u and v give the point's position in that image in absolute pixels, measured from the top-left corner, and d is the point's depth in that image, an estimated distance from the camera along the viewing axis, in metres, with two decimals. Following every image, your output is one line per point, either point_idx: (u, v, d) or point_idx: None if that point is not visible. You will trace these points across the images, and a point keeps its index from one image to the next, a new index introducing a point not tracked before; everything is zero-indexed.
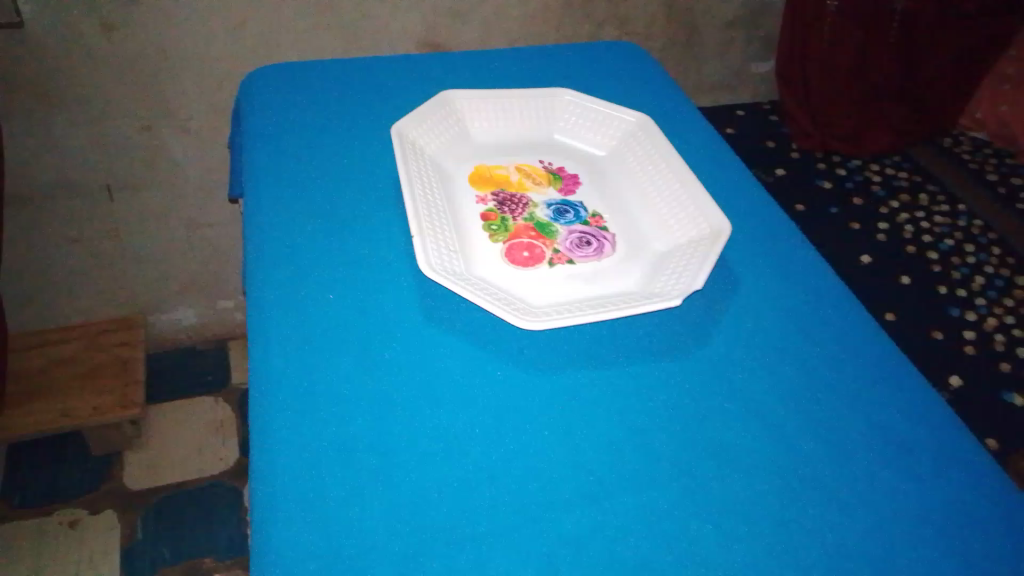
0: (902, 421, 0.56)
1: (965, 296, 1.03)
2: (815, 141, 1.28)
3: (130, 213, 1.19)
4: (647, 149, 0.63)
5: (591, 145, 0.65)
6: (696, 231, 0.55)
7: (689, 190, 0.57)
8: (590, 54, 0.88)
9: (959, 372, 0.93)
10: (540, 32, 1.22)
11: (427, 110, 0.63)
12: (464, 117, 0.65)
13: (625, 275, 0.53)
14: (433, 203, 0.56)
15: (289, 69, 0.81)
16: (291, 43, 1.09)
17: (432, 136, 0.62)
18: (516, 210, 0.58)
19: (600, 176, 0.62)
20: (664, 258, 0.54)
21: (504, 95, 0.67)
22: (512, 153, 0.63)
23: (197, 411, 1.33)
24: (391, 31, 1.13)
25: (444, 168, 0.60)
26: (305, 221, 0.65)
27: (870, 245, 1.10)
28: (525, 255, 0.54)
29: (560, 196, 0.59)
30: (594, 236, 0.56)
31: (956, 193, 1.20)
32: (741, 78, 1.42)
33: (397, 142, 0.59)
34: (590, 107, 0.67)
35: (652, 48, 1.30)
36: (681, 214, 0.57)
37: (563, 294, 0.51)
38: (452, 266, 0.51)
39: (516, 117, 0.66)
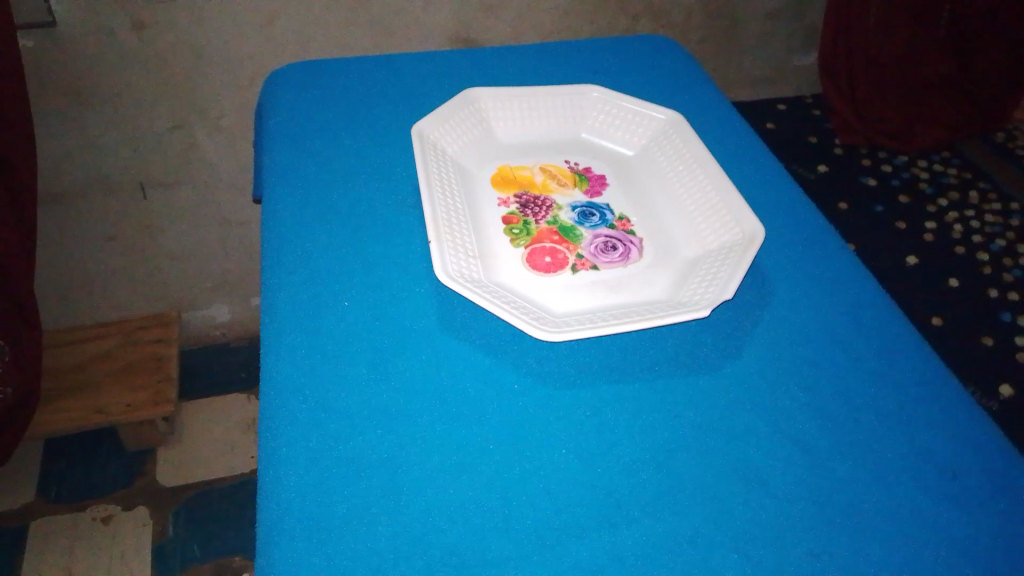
0: (946, 445, 0.53)
1: (1017, 300, 0.98)
2: (861, 138, 1.22)
3: (163, 210, 1.20)
4: (679, 149, 0.60)
5: (620, 145, 0.63)
6: (729, 237, 0.52)
7: (722, 192, 0.55)
8: (624, 50, 0.85)
9: (1010, 382, 0.89)
10: (575, 25, 1.19)
11: (449, 110, 0.61)
12: (487, 117, 0.63)
13: (651, 282, 0.50)
14: (451, 207, 0.54)
15: (312, 67, 0.80)
16: (320, 40, 1.08)
17: (454, 137, 0.60)
18: (540, 213, 0.56)
19: (629, 177, 0.59)
20: (692, 264, 0.51)
21: (530, 94, 0.64)
22: (537, 154, 0.61)
23: (229, 408, 1.34)
24: (422, 26, 1.11)
25: (465, 169, 0.58)
26: (325, 223, 0.63)
27: (916, 246, 1.05)
28: (547, 261, 0.52)
29: (586, 198, 0.57)
30: (620, 240, 0.53)
31: (1009, 192, 1.15)
32: (783, 71, 1.37)
33: (416, 144, 0.57)
34: (619, 104, 0.64)
35: (690, 40, 1.27)
36: (713, 217, 0.54)
37: (585, 302, 0.49)
38: (469, 272, 0.49)
39: (542, 115, 0.64)
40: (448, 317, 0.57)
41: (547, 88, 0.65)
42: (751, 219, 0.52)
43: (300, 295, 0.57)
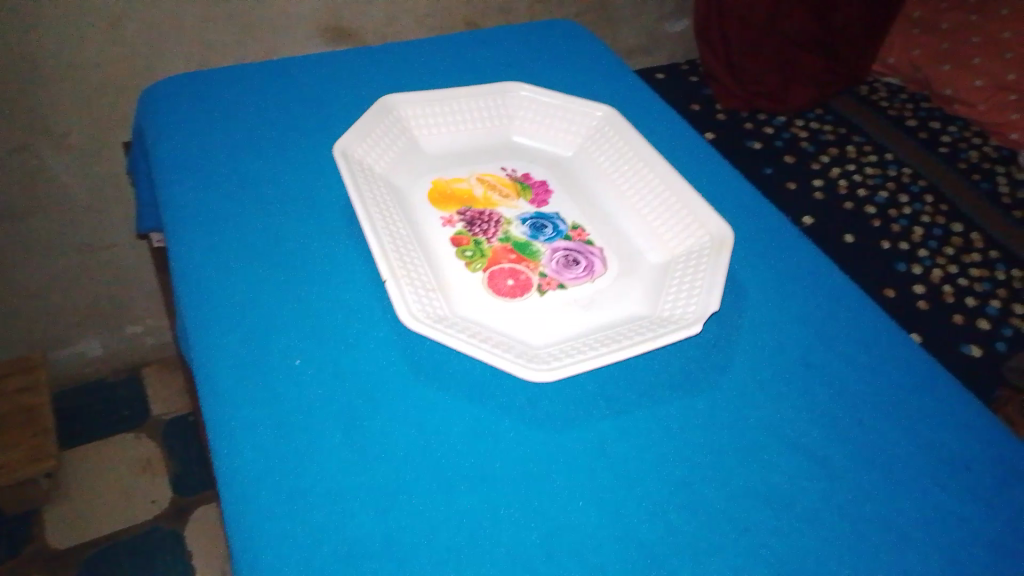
0: (915, 432, 0.55)
1: (909, 249, 1.03)
2: (740, 101, 1.25)
3: (12, 244, 1.06)
4: (620, 147, 0.58)
5: (556, 147, 0.60)
6: (694, 238, 0.50)
7: (677, 191, 0.53)
8: (528, 45, 0.83)
9: (918, 329, 0.92)
10: (453, 5, 1.14)
11: (369, 121, 0.56)
12: (409, 124, 0.58)
13: (624, 299, 0.48)
14: (397, 237, 0.49)
15: (190, 84, 0.72)
16: (179, 40, 0.97)
17: (380, 151, 0.55)
18: (489, 230, 0.51)
19: (572, 181, 0.56)
20: (660, 275, 0.49)
21: (450, 96, 0.60)
22: (471, 163, 0.57)
23: (118, 451, 1.21)
24: (290, 19, 1.03)
25: (398, 189, 0.53)
26: (247, 266, 0.57)
27: (810, 204, 1.08)
28: (510, 284, 0.48)
29: (533, 209, 0.53)
30: (580, 252, 0.50)
31: (882, 142, 1.20)
32: (657, 39, 1.37)
33: (343, 165, 0.51)
34: (548, 102, 0.61)
35: (568, 14, 1.24)
36: (671, 219, 0.52)
37: (562, 328, 0.46)
38: (432, 310, 0.45)
39: (466, 118, 0.60)
40: (407, 360, 0.52)
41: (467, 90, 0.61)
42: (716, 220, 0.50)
43: (236, 353, 0.51)
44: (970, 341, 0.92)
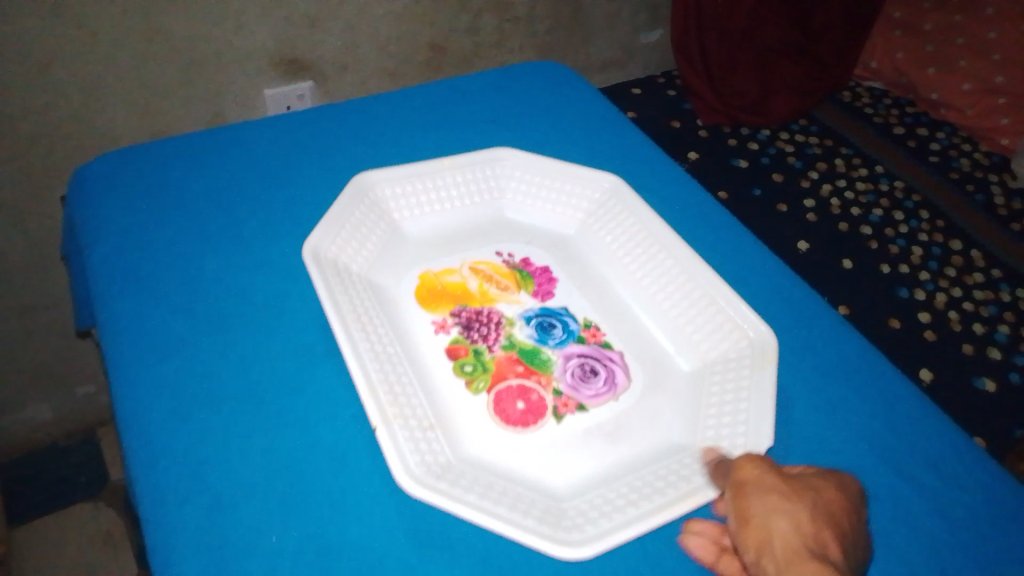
0: (987, 541, 0.49)
1: (910, 272, 0.98)
2: (722, 117, 1.19)
3: None
4: (622, 225, 0.62)
5: (553, 221, 0.64)
6: (728, 342, 0.54)
7: (701, 287, 0.56)
8: (507, 89, 0.77)
9: (929, 365, 0.88)
10: (414, 29, 1.06)
11: (351, 214, 0.57)
12: (395, 205, 0.60)
13: (657, 425, 0.50)
14: (383, 368, 0.48)
15: (131, 163, 0.64)
16: (116, 82, 0.88)
17: (366, 244, 0.57)
18: (492, 336, 0.53)
19: (577, 266, 0.60)
20: (695, 391, 0.52)
21: (437, 168, 0.63)
22: (462, 245, 0.60)
23: (74, 525, 1.11)
24: (239, 52, 0.94)
25: (386, 291, 0.55)
26: (200, 393, 0.48)
27: (803, 228, 1.03)
28: (521, 407, 0.49)
29: (535, 302, 0.56)
30: (595, 360, 0.52)
31: (871, 154, 1.15)
32: (630, 52, 1.31)
33: (317, 270, 0.52)
34: (537, 177, 0.65)
35: (538, 31, 1.17)
36: (695, 316, 0.56)
37: (582, 468, 0.47)
38: (435, 465, 0.44)
39: (457, 192, 0.63)
40: (404, 521, 0.43)
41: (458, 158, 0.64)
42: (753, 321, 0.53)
43: (200, 526, 0.42)
44: (983, 375, 0.87)
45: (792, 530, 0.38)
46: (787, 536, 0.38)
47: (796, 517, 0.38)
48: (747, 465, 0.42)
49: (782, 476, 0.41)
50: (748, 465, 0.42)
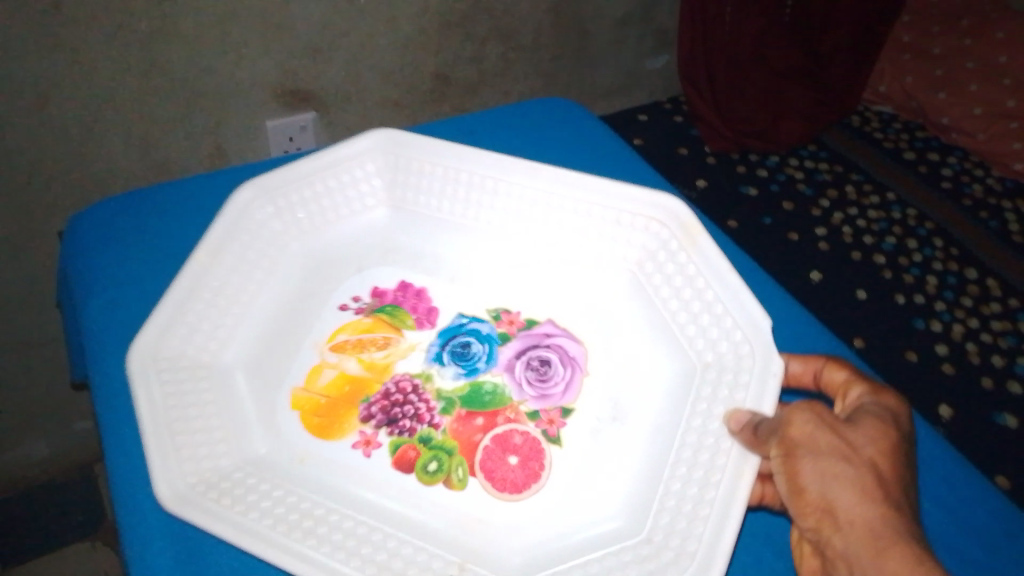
0: None
1: (925, 303, 0.96)
2: (730, 144, 1.16)
3: None
4: (422, 186, 0.65)
5: (352, 218, 0.65)
6: (642, 237, 0.60)
7: (578, 204, 0.61)
8: (505, 123, 0.76)
9: (947, 401, 0.86)
10: (417, 58, 1.04)
11: (167, 385, 0.49)
12: (200, 357, 0.53)
13: (648, 375, 0.56)
14: (352, 553, 0.43)
15: (123, 213, 0.65)
16: (114, 117, 0.87)
17: (206, 418, 0.49)
18: (424, 407, 0.55)
19: (432, 254, 0.64)
20: (659, 317, 0.58)
21: (196, 288, 0.55)
22: (306, 323, 0.59)
23: (70, 567, 1.08)
24: (241, 85, 0.93)
25: (269, 456, 0.50)
26: (185, 544, 0.47)
27: (816, 257, 1.01)
28: (515, 463, 0.52)
29: (426, 333, 0.59)
30: (531, 357, 0.58)
31: (883, 180, 1.13)
32: (637, 78, 1.29)
33: (199, 510, 0.44)
34: (311, 199, 0.63)
35: (543, 58, 1.16)
36: (586, 237, 0.62)
37: (635, 486, 0.50)
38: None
39: (240, 292, 0.58)
40: None
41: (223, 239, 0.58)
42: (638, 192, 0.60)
43: None
44: (1003, 410, 0.85)
45: (854, 506, 0.41)
46: (850, 513, 0.41)
47: (858, 489, 0.41)
48: (798, 420, 0.44)
49: (837, 433, 0.43)
50: (798, 415, 0.44)
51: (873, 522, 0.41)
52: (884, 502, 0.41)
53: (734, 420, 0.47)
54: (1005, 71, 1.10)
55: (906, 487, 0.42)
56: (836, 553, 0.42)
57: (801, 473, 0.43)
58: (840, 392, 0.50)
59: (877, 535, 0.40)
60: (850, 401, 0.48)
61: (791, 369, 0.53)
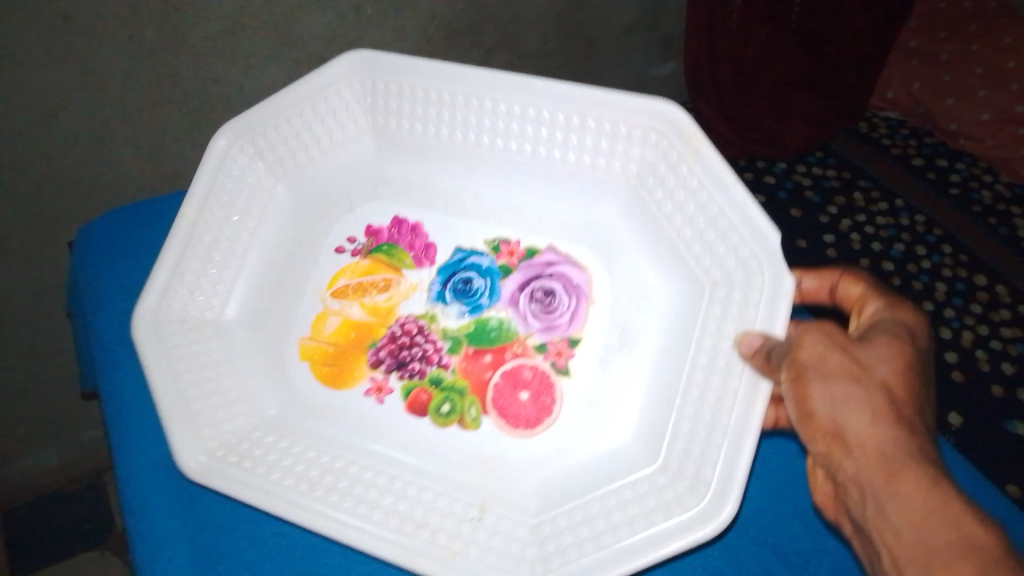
0: None
1: (934, 310, 0.95)
2: (736, 150, 1.18)
3: None
4: (398, 111, 0.73)
5: (338, 148, 0.75)
6: (642, 146, 0.67)
7: (566, 115, 0.67)
8: None
9: (957, 409, 0.86)
10: None
11: (178, 370, 0.62)
12: (208, 313, 0.68)
13: (649, 301, 0.68)
14: (376, 505, 0.57)
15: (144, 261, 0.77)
16: (123, 128, 0.87)
17: (221, 385, 0.64)
18: (431, 348, 0.70)
19: (421, 182, 0.76)
20: (666, 236, 0.66)
21: (194, 248, 0.67)
22: (303, 265, 0.74)
23: None
24: (248, 95, 0.93)
25: (278, 415, 0.65)
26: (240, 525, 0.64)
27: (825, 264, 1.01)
28: (525, 395, 0.66)
29: (424, 271, 0.74)
30: (530, 288, 0.72)
31: (892, 186, 1.12)
32: (644, 84, 1.29)
33: (222, 474, 0.57)
34: (277, 146, 0.72)
35: (550, 66, 1.16)
36: (586, 151, 0.69)
37: (644, 408, 0.63)
38: (522, 547, 0.55)
39: (240, 236, 0.71)
40: None
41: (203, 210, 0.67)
42: (626, 98, 0.65)
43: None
44: (1014, 417, 0.85)
45: (866, 428, 0.49)
46: (862, 433, 0.49)
47: (869, 411, 0.49)
48: (807, 343, 0.52)
49: (847, 355, 0.51)
50: (807, 338, 0.52)
51: (885, 443, 0.49)
52: (894, 423, 0.49)
53: (745, 343, 0.54)
54: (1013, 77, 1.08)
55: (918, 399, 0.51)
56: (851, 472, 0.50)
57: (812, 396, 0.51)
58: (858, 305, 0.60)
59: (889, 455, 0.48)
60: (867, 315, 0.58)
61: (806, 286, 0.63)
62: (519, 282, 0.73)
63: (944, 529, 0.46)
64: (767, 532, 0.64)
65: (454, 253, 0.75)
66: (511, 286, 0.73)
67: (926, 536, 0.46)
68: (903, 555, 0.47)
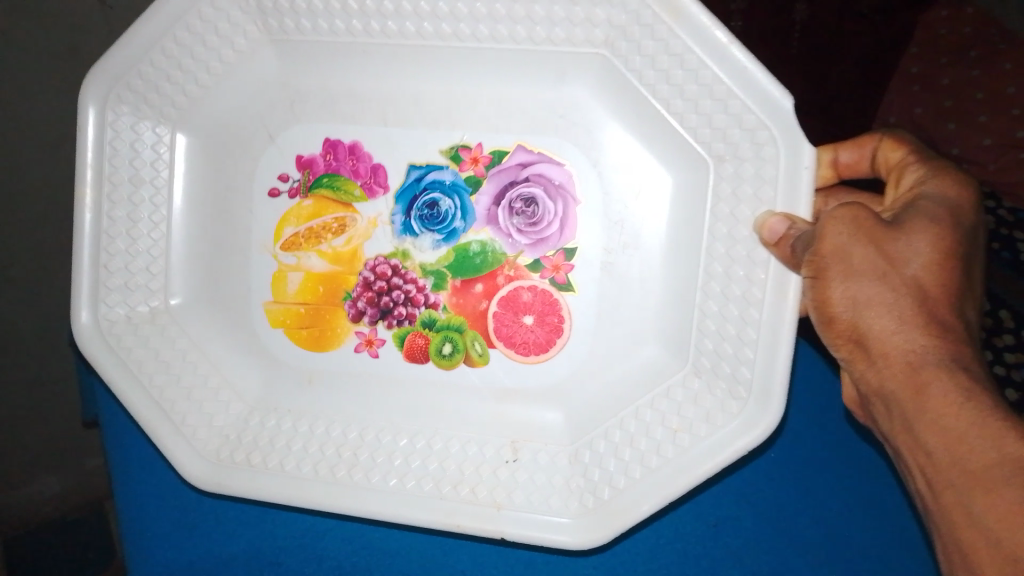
0: None
1: None
2: None
3: None
4: (284, 7, 0.60)
5: (238, 65, 0.63)
6: (605, 10, 0.54)
7: None
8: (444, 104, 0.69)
9: None
10: None
11: (150, 377, 0.63)
12: (154, 300, 0.65)
13: (657, 187, 0.61)
14: (404, 472, 0.61)
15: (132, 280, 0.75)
16: None
17: (195, 378, 0.64)
18: (413, 288, 0.65)
19: (346, 90, 0.65)
20: (663, 120, 0.57)
21: (110, 234, 0.63)
22: (240, 221, 0.67)
23: None
24: None
25: (268, 393, 0.67)
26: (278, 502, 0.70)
27: None
28: (530, 324, 0.64)
29: (380, 201, 0.66)
30: (509, 197, 0.64)
31: None
32: None
33: (235, 479, 0.61)
34: (149, 69, 0.60)
35: None
36: (538, 22, 0.57)
37: (665, 302, 0.61)
38: (566, 480, 0.59)
39: (158, 205, 0.65)
40: None
41: (102, 188, 0.62)
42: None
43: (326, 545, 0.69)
44: None
45: (897, 333, 0.45)
46: (890, 341, 0.46)
47: (896, 316, 0.45)
48: (830, 234, 0.46)
49: (872, 244, 0.46)
50: (829, 230, 0.46)
51: (914, 353, 0.45)
52: (922, 327, 0.45)
53: (771, 226, 0.51)
54: (1014, 102, 0.93)
55: (953, 291, 0.45)
56: (875, 381, 0.47)
57: (833, 297, 0.47)
58: (896, 171, 0.54)
59: (917, 367, 0.45)
60: (906, 187, 0.51)
61: (843, 160, 0.57)
62: (493, 195, 0.64)
63: (983, 453, 0.42)
64: (760, 560, 0.68)
65: (408, 173, 0.65)
66: (485, 200, 0.64)
67: (963, 462, 0.42)
68: (938, 479, 0.44)
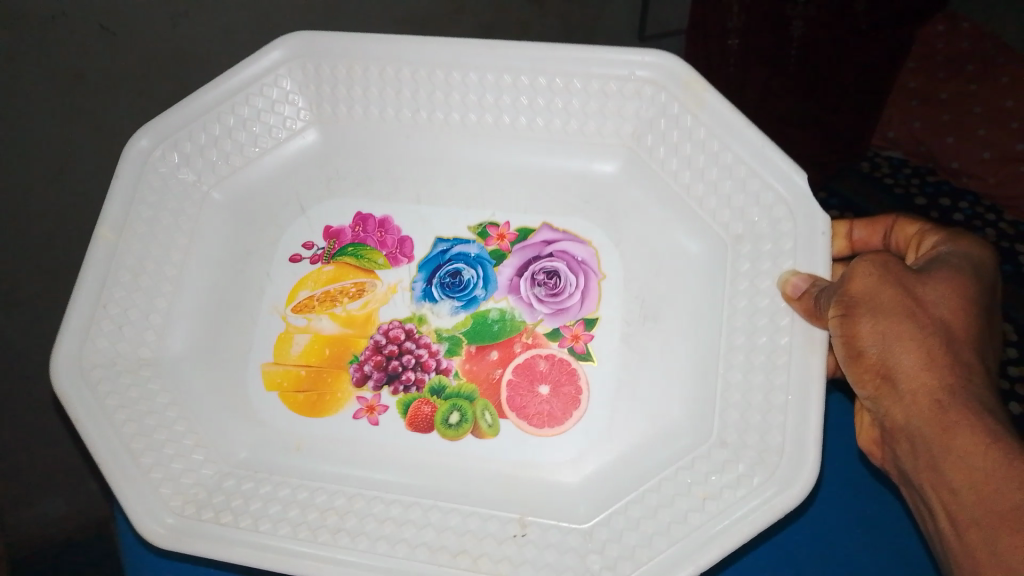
0: None
1: None
2: None
3: None
4: (341, 92, 0.68)
5: (285, 145, 0.69)
6: (636, 104, 0.64)
7: (550, 78, 0.64)
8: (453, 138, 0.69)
9: None
10: None
11: (123, 422, 0.58)
12: (142, 349, 0.62)
13: (681, 260, 0.63)
14: (398, 540, 0.54)
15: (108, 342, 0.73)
16: None
17: (172, 431, 0.59)
18: (426, 353, 0.63)
19: (388, 172, 0.70)
20: (682, 206, 0.63)
21: (117, 276, 0.62)
22: (257, 281, 0.67)
23: None
24: None
25: (251, 457, 0.60)
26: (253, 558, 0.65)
27: None
28: (547, 395, 0.60)
29: (403, 269, 0.66)
30: (533, 269, 0.65)
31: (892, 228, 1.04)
32: None
33: (197, 536, 0.54)
34: (210, 128, 0.66)
35: None
36: (574, 115, 0.66)
37: (685, 371, 0.59)
38: (580, 557, 0.52)
39: (173, 254, 0.65)
40: None
41: (124, 231, 0.63)
42: (599, 60, 0.63)
43: None
44: None
45: (924, 370, 0.47)
46: (918, 378, 0.47)
47: (925, 354, 0.47)
48: (861, 274, 0.50)
49: (901, 285, 0.49)
50: (860, 271, 0.50)
51: (943, 392, 0.46)
52: (949, 365, 0.47)
53: (796, 287, 0.54)
54: (1013, 115, 1.00)
55: (976, 335, 0.48)
56: (902, 417, 0.48)
57: (862, 332, 0.49)
58: (914, 242, 0.57)
59: (943, 404, 0.46)
60: (925, 250, 0.55)
61: (856, 235, 0.61)
62: (516, 267, 0.65)
63: (1008, 493, 0.43)
64: None
65: (435, 245, 0.67)
66: (508, 271, 0.65)
67: (989, 501, 0.43)
68: (962, 517, 0.45)
